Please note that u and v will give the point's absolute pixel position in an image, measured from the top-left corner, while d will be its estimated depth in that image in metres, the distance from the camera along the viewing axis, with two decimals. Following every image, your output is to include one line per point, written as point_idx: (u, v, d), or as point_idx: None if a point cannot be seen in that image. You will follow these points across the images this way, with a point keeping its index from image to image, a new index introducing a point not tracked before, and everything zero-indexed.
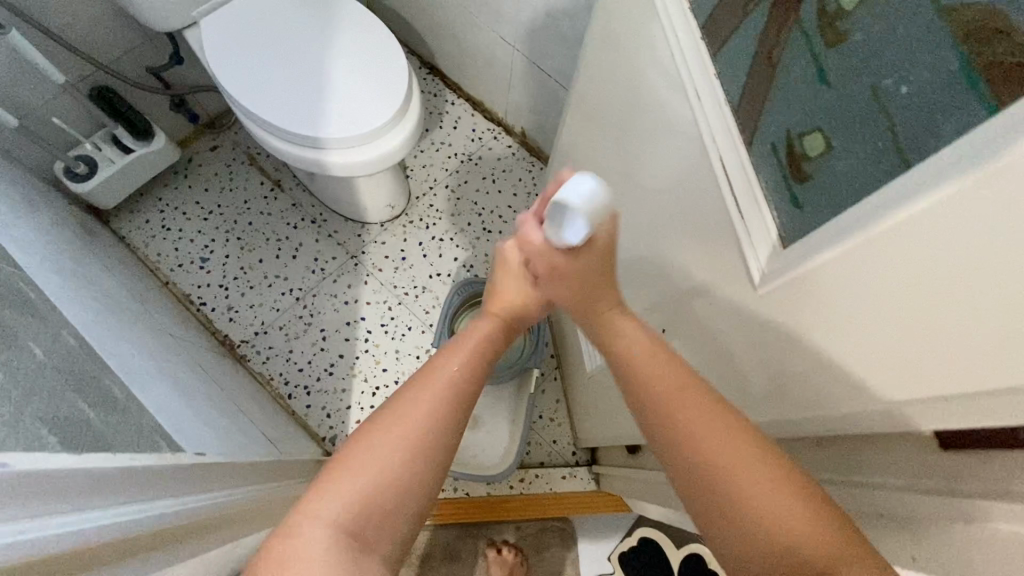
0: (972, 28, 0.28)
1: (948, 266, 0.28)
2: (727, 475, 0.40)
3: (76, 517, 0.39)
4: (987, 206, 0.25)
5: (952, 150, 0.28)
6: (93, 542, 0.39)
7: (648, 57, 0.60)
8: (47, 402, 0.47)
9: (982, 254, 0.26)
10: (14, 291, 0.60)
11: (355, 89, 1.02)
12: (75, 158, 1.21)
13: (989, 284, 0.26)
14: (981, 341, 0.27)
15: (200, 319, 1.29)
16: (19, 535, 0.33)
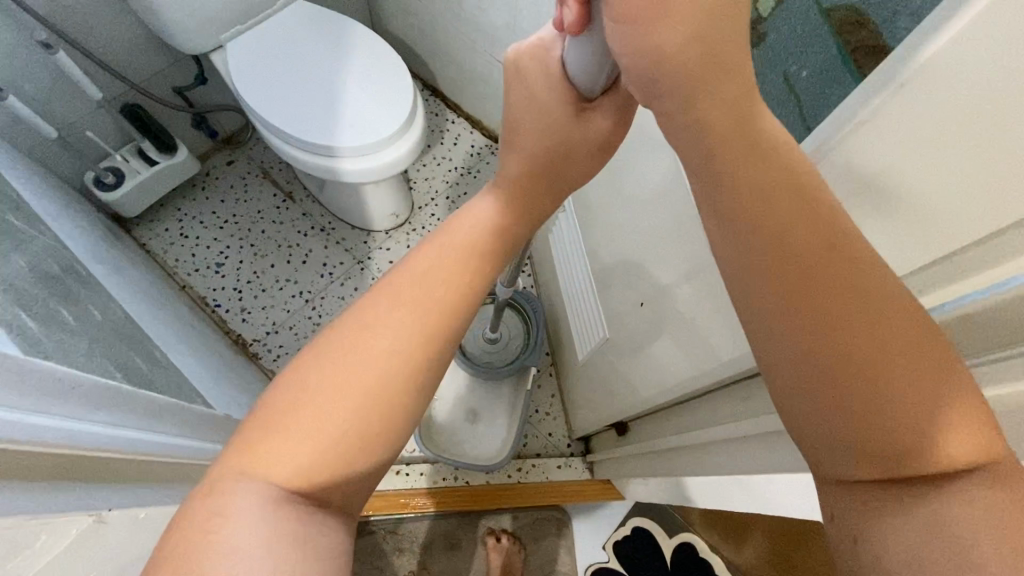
0: (841, 25, 0.41)
1: (882, 169, 0.39)
2: (828, 359, 0.31)
3: (127, 433, 0.47)
4: (888, 122, 0.37)
5: (855, 99, 0.40)
6: (134, 451, 0.47)
7: None
8: (109, 348, 0.55)
9: (899, 153, 0.37)
10: (70, 267, 0.69)
11: (365, 104, 1.12)
12: (104, 169, 1.31)
13: (901, 176, 0.37)
14: (909, 222, 0.38)
15: (215, 319, 1.37)
16: (85, 431, 0.42)
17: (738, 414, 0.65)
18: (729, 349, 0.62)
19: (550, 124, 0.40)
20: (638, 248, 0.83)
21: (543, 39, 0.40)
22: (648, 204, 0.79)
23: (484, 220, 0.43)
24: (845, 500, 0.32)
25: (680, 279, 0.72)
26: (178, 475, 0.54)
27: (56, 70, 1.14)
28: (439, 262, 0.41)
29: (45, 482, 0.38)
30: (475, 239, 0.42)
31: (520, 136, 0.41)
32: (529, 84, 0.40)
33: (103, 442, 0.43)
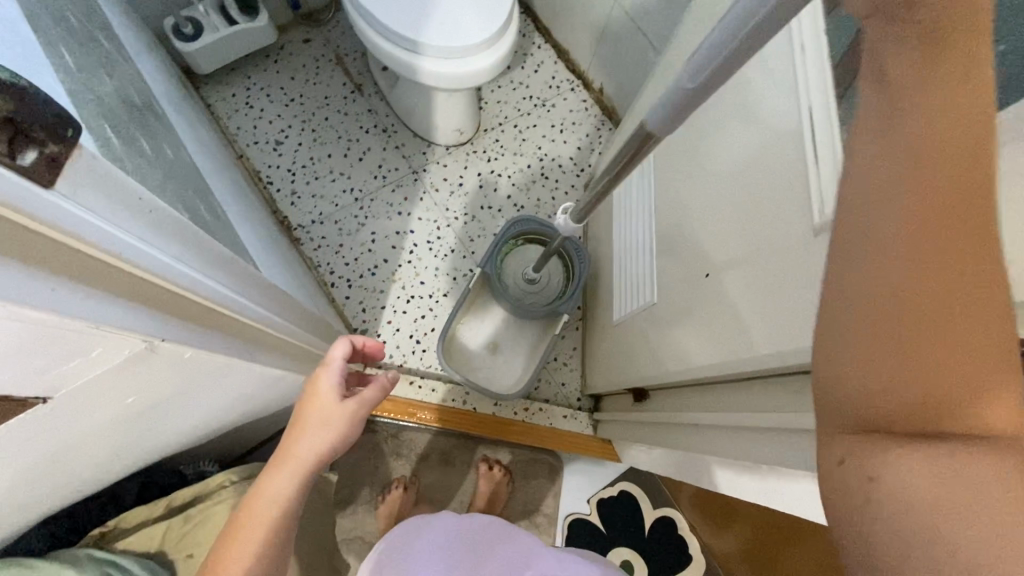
0: None
1: None
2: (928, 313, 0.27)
3: (206, 276, 0.47)
4: None
5: None
6: (212, 296, 0.48)
7: None
8: (178, 187, 0.54)
9: None
10: (147, 100, 0.68)
11: (462, 4, 1.06)
12: (185, 18, 1.29)
13: None
14: None
15: (265, 196, 1.37)
16: (179, 266, 0.43)
17: (761, 403, 0.63)
18: (772, 342, 0.58)
19: (327, 413, 0.63)
20: (701, 219, 0.78)
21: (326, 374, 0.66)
22: (729, 172, 0.72)
23: (278, 487, 0.58)
24: (855, 450, 0.30)
25: (738, 263, 0.68)
26: (231, 329, 0.55)
27: None
28: (255, 516, 0.56)
29: (136, 306, 0.39)
30: (274, 503, 0.57)
31: (302, 431, 0.61)
32: (313, 407, 0.63)
33: (190, 282, 0.44)
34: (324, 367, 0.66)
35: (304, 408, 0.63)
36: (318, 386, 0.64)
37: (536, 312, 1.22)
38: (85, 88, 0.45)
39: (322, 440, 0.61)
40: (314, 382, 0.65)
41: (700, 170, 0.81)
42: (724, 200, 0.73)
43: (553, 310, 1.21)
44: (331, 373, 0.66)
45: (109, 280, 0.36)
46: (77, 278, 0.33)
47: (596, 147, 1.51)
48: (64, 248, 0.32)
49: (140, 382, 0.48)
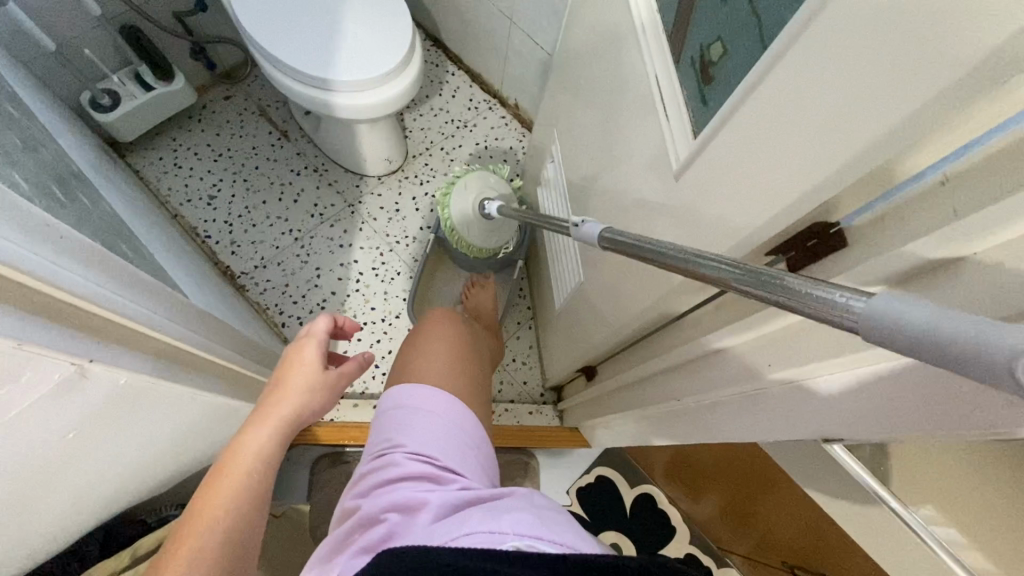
0: None
1: (786, 100, 0.40)
2: None
3: (129, 301, 0.51)
4: (808, 51, 0.37)
5: (801, 15, 0.38)
6: (135, 319, 0.51)
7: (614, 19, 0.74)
8: (97, 230, 0.58)
9: (804, 84, 0.38)
10: (58, 158, 0.71)
11: (364, 39, 1.13)
12: (101, 90, 1.32)
13: (806, 104, 0.38)
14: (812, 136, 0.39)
15: (205, 250, 1.39)
16: (98, 288, 0.46)
17: (675, 346, 0.70)
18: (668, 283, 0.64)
19: (311, 372, 0.72)
20: (603, 196, 0.85)
21: (313, 339, 0.75)
22: (613, 147, 0.79)
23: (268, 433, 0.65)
24: None
25: (633, 226, 0.74)
26: (161, 352, 0.57)
27: None
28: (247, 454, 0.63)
29: (63, 328, 0.43)
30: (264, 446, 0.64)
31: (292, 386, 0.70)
32: (302, 367, 0.72)
33: (111, 305, 0.48)
34: (309, 334, 0.76)
35: (291, 365, 0.72)
36: (306, 347, 0.74)
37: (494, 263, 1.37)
38: None
39: (301, 402, 0.69)
40: (302, 345, 0.74)
41: (595, 153, 0.88)
42: (614, 177, 0.80)
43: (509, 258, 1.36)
44: (316, 339, 0.76)
45: (30, 302, 0.39)
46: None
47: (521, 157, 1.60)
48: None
49: (77, 412, 0.50)
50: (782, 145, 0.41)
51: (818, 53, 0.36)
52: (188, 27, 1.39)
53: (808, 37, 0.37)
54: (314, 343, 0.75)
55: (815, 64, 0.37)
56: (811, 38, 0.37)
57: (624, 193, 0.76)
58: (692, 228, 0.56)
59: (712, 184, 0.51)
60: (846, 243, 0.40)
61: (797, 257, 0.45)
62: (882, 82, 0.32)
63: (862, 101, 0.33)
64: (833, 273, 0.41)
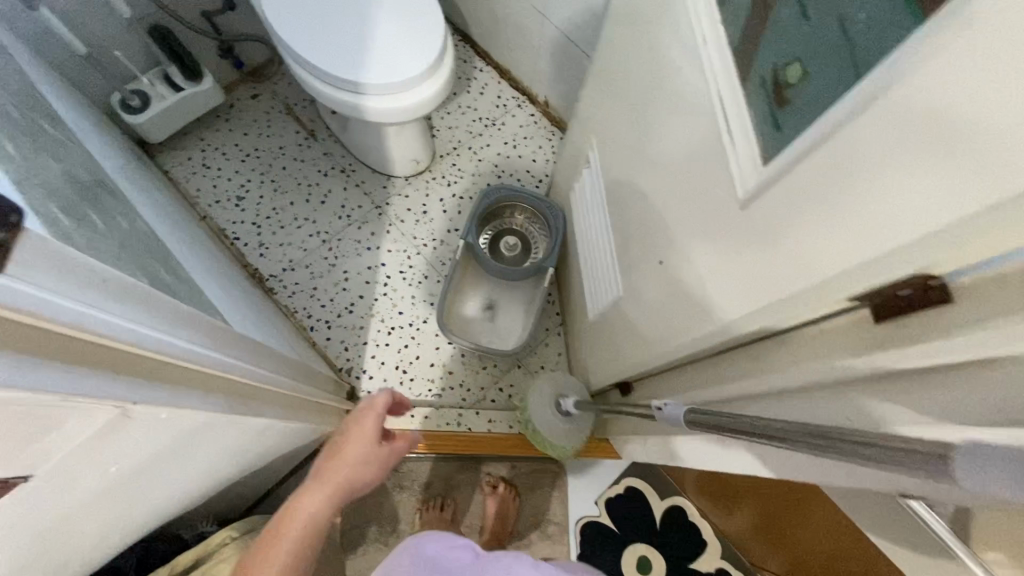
0: None
1: (885, 142, 0.36)
2: None
3: (173, 336, 0.50)
4: (921, 90, 0.33)
5: (909, 48, 0.34)
6: (179, 353, 0.50)
7: (664, 29, 0.69)
8: (135, 255, 0.56)
9: (911, 126, 0.34)
10: (92, 175, 0.69)
11: (395, 39, 1.10)
12: (131, 91, 1.31)
13: (911, 150, 0.34)
14: (912, 183, 0.35)
15: (234, 252, 1.39)
16: (144, 328, 0.45)
17: (722, 377, 0.67)
18: (722, 314, 0.60)
19: (369, 444, 0.76)
20: (644, 212, 0.81)
21: (375, 407, 0.79)
22: (655, 161, 0.75)
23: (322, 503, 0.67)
24: None
25: (677, 248, 0.71)
26: (203, 382, 0.56)
27: None
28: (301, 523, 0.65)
29: (109, 372, 0.41)
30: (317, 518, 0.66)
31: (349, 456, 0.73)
32: (360, 438, 0.76)
33: (157, 343, 0.46)
34: (372, 402, 0.80)
35: (350, 435, 0.76)
36: (369, 416, 0.77)
37: (520, 274, 1.30)
38: (29, 174, 0.47)
39: (357, 471, 0.73)
40: (364, 413, 0.78)
41: (636, 164, 0.83)
42: (655, 193, 0.76)
43: (538, 267, 1.29)
44: (377, 411, 0.79)
45: (76, 350, 0.38)
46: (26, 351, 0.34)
47: (551, 157, 1.56)
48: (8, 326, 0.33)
49: (120, 449, 0.49)
50: (882, 187, 0.37)
51: (933, 92, 0.32)
52: (216, 26, 1.37)
53: (918, 74, 0.33)
54: (373, 415, 0.78)
55: (928, 106, 0.33)
56: (923, 77, 0.33)
57: (669, 212, 0.72)
58: (757, 262, 0.52)
59: (787, 218, 0.47)
60: (952, 299, 0.35)
61: (885, 306, 0.41)
62: (1014, 130, 0.28)
63: (985, 152, 0.29)
64: (933, 332, 0.37)
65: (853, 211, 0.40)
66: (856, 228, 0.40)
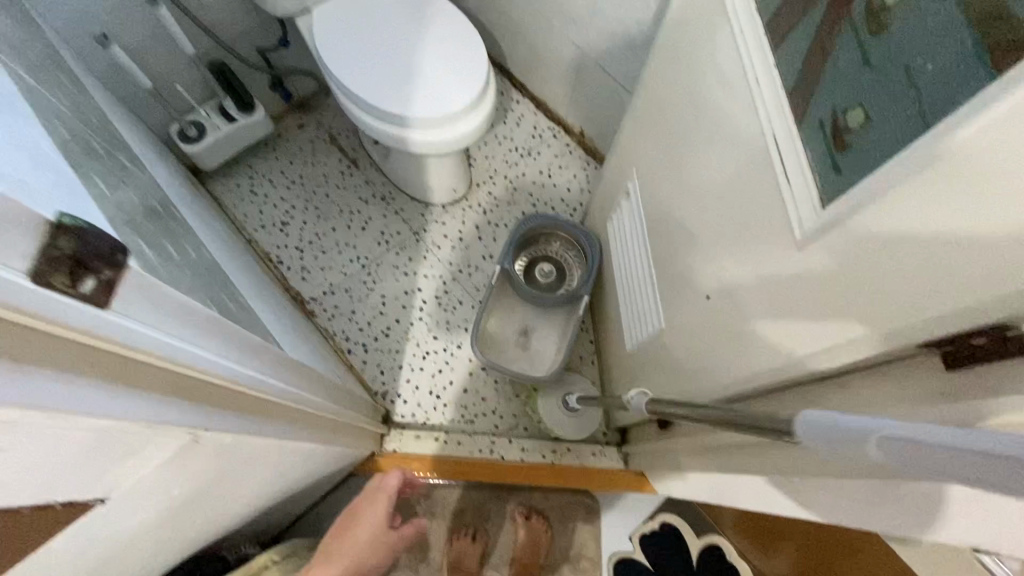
0: (992, 19, 0.36)
1: (959, 194, 0.36)
2: None
3: (242, 365, 0.52)
4: (995, 145, 0.34)
5: (980, 101, 0.35)
6: (246, 382, 0.52)
7: (712, 69, 0.71)
8: (204, 285, 0.59)
9: (988, 180, 0.34)
10: (158, 205, 0.73)
11: (441, 75, 1.14)
12: (189, 122, 1.38)
13: (987, 204, 0.35)
14: (990, 236, 0.35)
15: (277, 275, 1.43)
16: (219, 359, 0.47)
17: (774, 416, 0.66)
18: (775, 354, 0.60)
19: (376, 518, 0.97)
20: (688, 245, 0.81)
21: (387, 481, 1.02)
22: (701, 196, 0.76)
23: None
24: None
25: (725, 283, 0.70)
26: (262, 409, 0.58)
27: (155, 25, 1.21)
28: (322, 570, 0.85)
29: (187, 402, 0.43)
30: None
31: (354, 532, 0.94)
32: (367, 510, 0.98)
33: (229, 373, 0.48)
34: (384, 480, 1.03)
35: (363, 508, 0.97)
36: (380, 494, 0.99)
37: (555, 301, 1.30)
38: (116, 209, 0.50)
39: (365, 540, 0.93)
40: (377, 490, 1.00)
41: (679, 199, 0.84)
42: (700, 227, 0.77)
43: (573, 294, 1.30)
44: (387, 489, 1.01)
45: (160, 382, 0.40)
46: (117, 380, 0.36)
47: (586, 186, 1.58)
48: (104, 355, 0.34)
49: (187, 473, 0.50)
50: (962, 233, 0.37)
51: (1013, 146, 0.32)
52: (269, 61, 1.44)
53: (992, 128, 0.34)
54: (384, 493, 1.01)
55: (1006, 159, 0.33)
56: (999, 131, 0.33)
57: (716, 248, 0.72)
58: (815, 304, 0.52)
59: (849, 261, 0.47)
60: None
61: (960, 352, 0.39)
62: None
63: None
64: (1013, 384, 0.36)
65: (924, 259, 0.40)
66: (925, 276, 0.40)
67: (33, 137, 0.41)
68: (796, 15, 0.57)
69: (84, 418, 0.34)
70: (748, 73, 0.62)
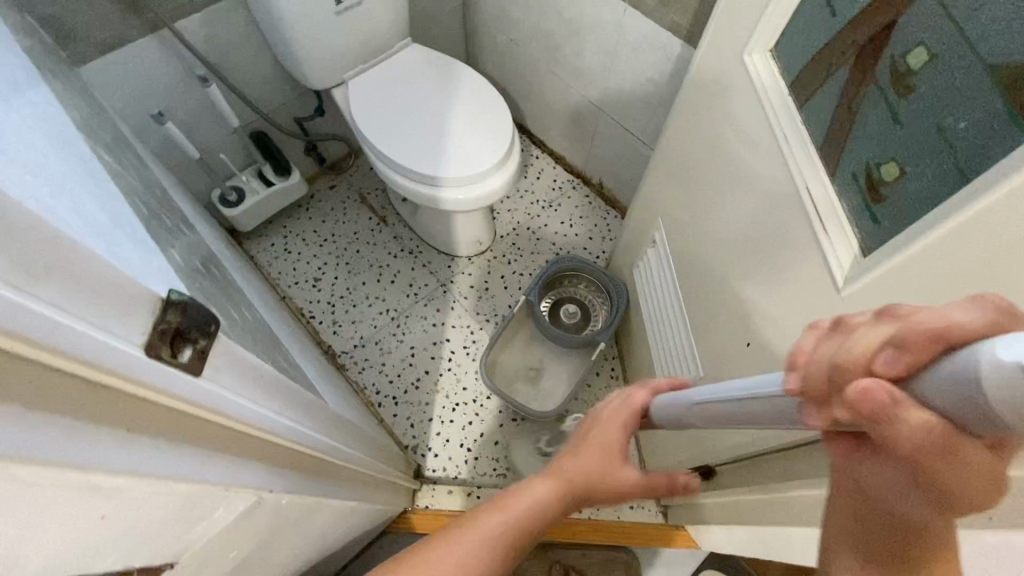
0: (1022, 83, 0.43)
1: (1002, 243, 0.38)
2: None
3: (296, 424, 0.53)
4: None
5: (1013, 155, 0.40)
6: (299, 440, 0.53)
7: (727, 126, 0.74)
8: (260, 344, 0.62)
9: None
10: (209, 269, 0.77)
11: (470, 137, 1.21)
12: (229, 187, 1.46)
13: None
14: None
15: (309, 330, 1.46)
16: (279, 418, 0.48)
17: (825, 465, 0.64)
18: None
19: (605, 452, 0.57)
20: (720, 293, 0.82)
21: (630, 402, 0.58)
22: (730, 245, 0.77)
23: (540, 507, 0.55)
24: None
25: (761, 330, 0.71)
26: (310, 468, 0.58)
27: (204, 100, 1.31)
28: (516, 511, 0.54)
29: (247, 462, 0.45)
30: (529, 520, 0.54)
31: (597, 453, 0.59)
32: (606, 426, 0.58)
33: (285, 433, 0.50)
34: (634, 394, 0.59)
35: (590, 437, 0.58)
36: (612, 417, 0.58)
37: (571, 341, 1.31)
38: (187, 277, 0.53)
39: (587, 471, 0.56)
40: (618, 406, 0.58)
41: (707, 247, 0.86)
42: (731, 274, 0.78)
43: (592, 339, 1.30)
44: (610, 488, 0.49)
45: (230, 442, 0.41)
46: (197, 443, 0.37)
47: (608, 235, 1.61)
48: (189, 420, 0.36)
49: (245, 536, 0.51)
50: (1013, 279, 0.38)
51: None
52: (305, 129, 1.54)
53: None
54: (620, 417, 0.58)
55: None
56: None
57: (750, 295, 0.73)
58: None
59: (891, 308, 0.48)
60: None
61: None
62: None
63: None
64: None
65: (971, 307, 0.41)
66: None
67: (128, 216, 0.45)
68: (821, 79, 0.64)
69: (174, 483, 0.35)
70: (771, 130, 0.65)
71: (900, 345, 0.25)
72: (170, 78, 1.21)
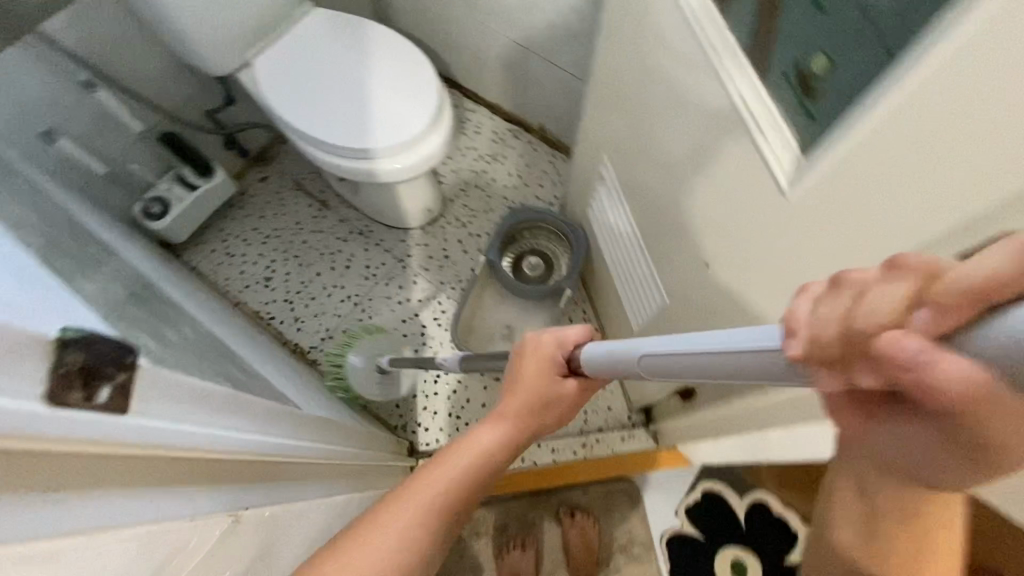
0: None
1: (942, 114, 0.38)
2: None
3: (260, 434, 0.50)
4: (966, 60, 0.35)
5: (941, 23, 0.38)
6: (267, 450, 0.51)
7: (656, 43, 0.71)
8: (207, 360, 0.58)
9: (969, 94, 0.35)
10: (139, 291, 0.71)
11: (395, 100, 1.13)
12: (151, 199, 1.36)
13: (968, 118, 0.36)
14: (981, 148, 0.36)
15: (272, 332, 1.41)
16: (237, 433, 0.46)
17: None
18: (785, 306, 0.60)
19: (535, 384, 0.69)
20: (674, 218, 0.82)
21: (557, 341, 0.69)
22: (676, 167, 0.76)
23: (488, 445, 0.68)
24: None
25: (719, 247, 0.71)
26: (283, 475, 0.56)
27: (96, 108, 1.18)
28: (468, 451, 0.67)
29: (205, 487, 0.42)
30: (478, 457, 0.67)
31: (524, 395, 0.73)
32: (530, 363, 0.69)
33: (249, 446, 0.47)
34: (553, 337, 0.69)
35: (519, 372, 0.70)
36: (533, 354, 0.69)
37: (532, 292, 1.31)
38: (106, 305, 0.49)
39: (527, 406, 0.69)
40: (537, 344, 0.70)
41: (654, 174, 0.84)
42: (682, 197, 0.77)
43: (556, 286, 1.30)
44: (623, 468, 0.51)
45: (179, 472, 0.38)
46: (133, 480, 0.34)
47: (558, 179, 1.58)
48: (118, 458, 0.33)
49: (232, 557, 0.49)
50: (954, 151, 0.38)
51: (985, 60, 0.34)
52: (219, 122, 1.43)
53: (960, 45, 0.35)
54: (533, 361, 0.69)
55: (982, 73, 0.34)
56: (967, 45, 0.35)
57: (702, 214, 0.72)
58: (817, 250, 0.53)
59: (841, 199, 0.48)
60: None
61: None
62: None
63: None
64: None
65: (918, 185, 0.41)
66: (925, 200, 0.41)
67: (10, 247, 0.40)
68: None
69: (120, 530, 0.33)
70: (697, 40, 0.62)
71: (938, 305, 0.20)
72: (49, 88, 1.09)
